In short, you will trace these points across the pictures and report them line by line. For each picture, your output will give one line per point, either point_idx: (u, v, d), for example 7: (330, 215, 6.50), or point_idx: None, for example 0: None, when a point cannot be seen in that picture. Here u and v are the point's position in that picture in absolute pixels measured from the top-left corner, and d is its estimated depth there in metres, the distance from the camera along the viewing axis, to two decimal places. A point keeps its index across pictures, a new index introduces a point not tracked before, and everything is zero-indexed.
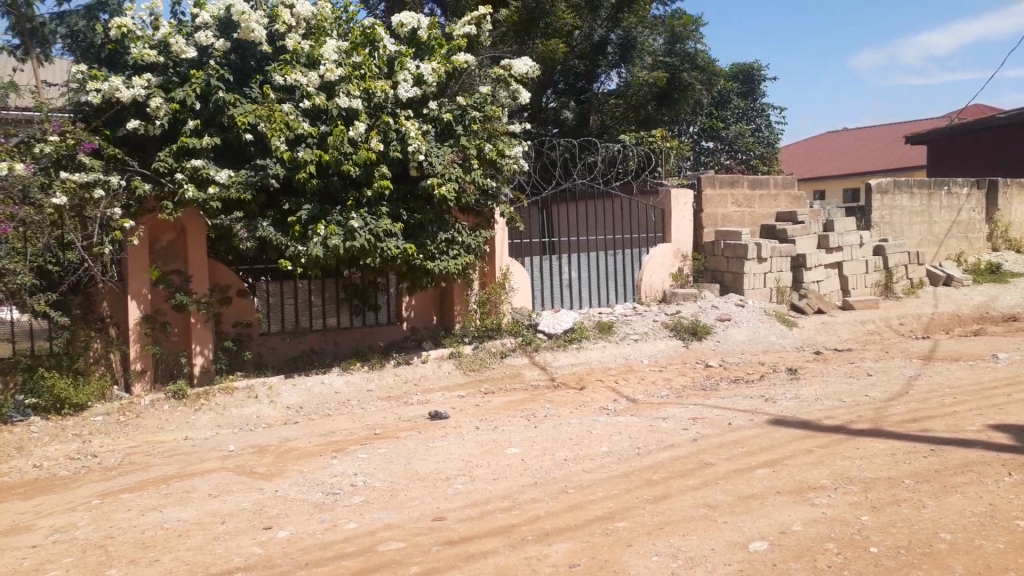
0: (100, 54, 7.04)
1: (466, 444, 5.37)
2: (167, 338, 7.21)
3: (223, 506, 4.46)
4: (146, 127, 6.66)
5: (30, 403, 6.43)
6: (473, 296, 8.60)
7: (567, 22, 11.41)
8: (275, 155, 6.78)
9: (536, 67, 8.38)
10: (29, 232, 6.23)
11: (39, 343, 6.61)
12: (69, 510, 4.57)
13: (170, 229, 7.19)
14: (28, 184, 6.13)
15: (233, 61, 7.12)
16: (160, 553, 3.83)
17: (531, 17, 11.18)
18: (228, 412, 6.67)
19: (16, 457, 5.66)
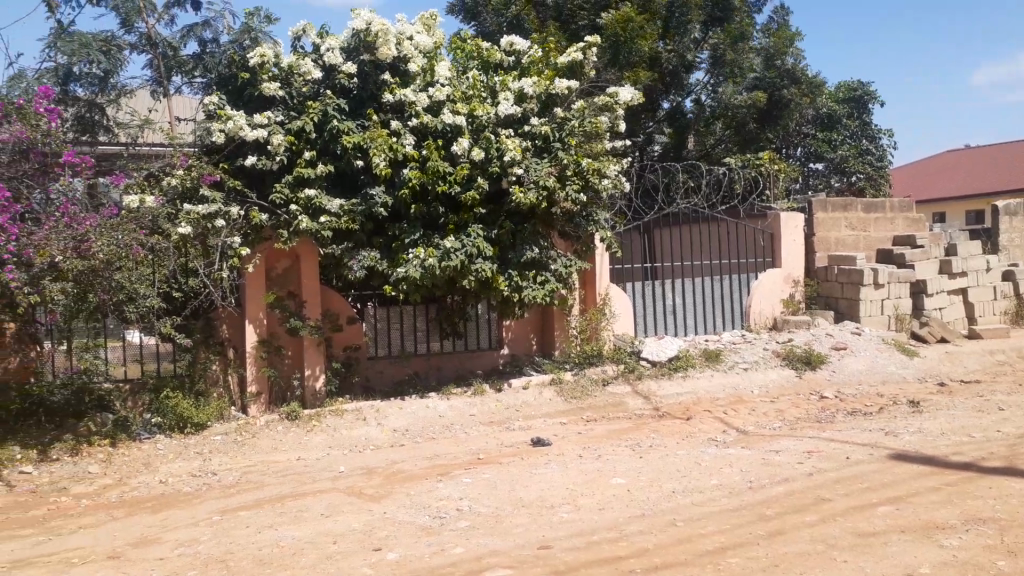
0: (231, 83, 7.51)
1: (572, 473, 5.33)
2: (281, 362, 7.48)
3: (335, 526, 4.58)
4: (264, 162, 7.01)
5: (156, 422, 6.81)
6: (573, 323, 8.59)
7: (648, 47, 11.08)
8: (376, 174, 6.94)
9: (642, 96, 8.36)
10: (156, 258, 6.56)
11: (164, 365, 7.16)
12: (193, 526, 4.79)
13: (285, 257, 7.48)
14: (157, 214, 6.52)
15: (355, 85, 7.43)
16: (277, 570, 3.96)
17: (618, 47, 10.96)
18: (338, 433, 6.86)
19: (144, 473, 5.98)
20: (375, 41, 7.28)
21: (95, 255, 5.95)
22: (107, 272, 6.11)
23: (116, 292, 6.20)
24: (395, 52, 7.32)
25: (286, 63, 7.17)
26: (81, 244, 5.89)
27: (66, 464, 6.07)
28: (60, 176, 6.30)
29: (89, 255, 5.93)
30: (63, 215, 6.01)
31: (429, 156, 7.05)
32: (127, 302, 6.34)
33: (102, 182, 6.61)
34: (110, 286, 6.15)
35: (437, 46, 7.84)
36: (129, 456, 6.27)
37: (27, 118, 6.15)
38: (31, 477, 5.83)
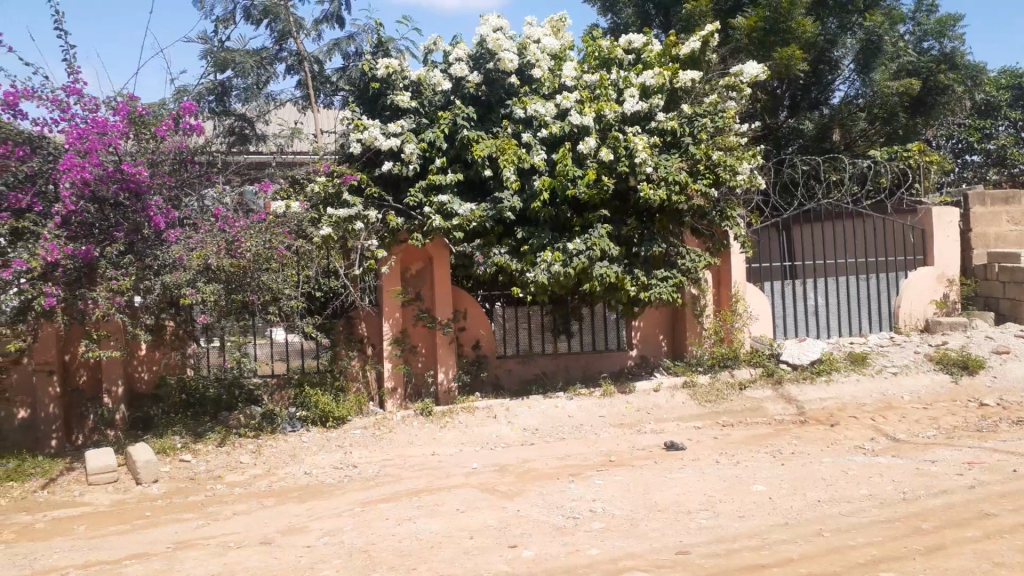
0: (364, 94, 7.70)
1: (709, 478, 5.20)
2: (415, 359, 7.69)
3: (471, 522, 4.65)
4: (400, 169, 7.18)
5: (300, 416, 7.10)
6: (707, 323, 8.35)
7: (811, 32, 10.65)
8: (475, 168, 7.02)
9: (768, 70, 8.04)
10: (302, 259, 6.86)
11: (307, 361, 7.55)
12: (336, 516, 4.99)
13: (419, 258, 7.70)
14: (302, 219, 6.86)
15: (484, 92, 7.50)
16: (416, 563, 4.07)
17: (767, 28, 10.65)
18: (470, 429, 6.97)
19: (291, 464, 6.29)
20: (493, 49, 7.29)
21: (245, 254, 6.29)
22: (257, 271, 6.43)
23: (264, 292, 6.52)
24: (514, 58, 7.29)
25: (415, 75, 7.40)
26: (232, 245, 6.28)
27: (221, 454, 6.46)
28: (217, 180, 6.82)
29: (240, 254, 6.28)
30: (218, 219, 6.48)
31: (561, 160, 6.98)
32: (273, 302, 6.66)
33: (250, 190, 6.97)
34: (259, 286, 6.47)
35: (563, 48, 7.86)
36: (277, 447, 6.60)
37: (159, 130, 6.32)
38: (190, 465, 6.25)
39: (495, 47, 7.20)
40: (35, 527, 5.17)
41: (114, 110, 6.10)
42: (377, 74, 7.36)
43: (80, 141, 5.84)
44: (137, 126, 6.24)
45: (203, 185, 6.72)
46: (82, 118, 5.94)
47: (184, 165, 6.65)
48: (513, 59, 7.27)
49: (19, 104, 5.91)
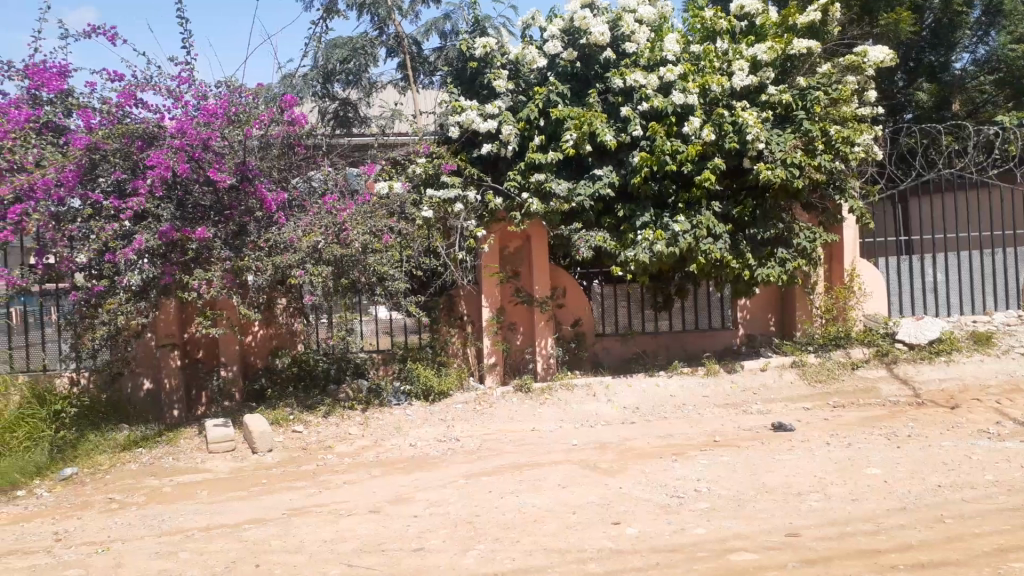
0: (462, 74, 7.75)
1: (819, 460, 5.04)
2: (514, 337, 7.74)
3: (573, 497, 4.67)
4: (498, 148, 7.22)
5: (404, 389, 7.27)
6: (816, 302, 8.15)
7: None
8: (565, 151, 6.99)
9: (895, 54, 7.63)
10: (406, 241, 6.94)
11: (410, 338, 7.66)
12: (441, 487, 5.10)
13: (517, 237, 7.71)
14: (404, 200, 7.01)
15: (579, 68, 7.43)
16: (520, 536, 4.11)
17: None
18: (570, 406, 6.97)
19: (396, 436, 6.45)
20: (581, 28, 7.24)
21: (353, 242, 6.48)
22: (362, 255, 6.57)
23: (371, 274, 6.68)
24: (602, 35, 7.15)
25: (512, 54, 7.37)
26: (341, 232, 6.49)
27: (331, 426, 6.69)
28: (322, 162, 7.03)
29: (348, 242, 6.48)
30: (324, 204, 6.63)
31: (657, 135, 6.85)
32: (379, 283, 6.79)
33: (353, 172, 7.09)
34: (365, 269, 6.64)
35: (661, 19, 7.73)
36: (383, 419, 6.79)
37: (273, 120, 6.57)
38: (302, 436, 6.50)
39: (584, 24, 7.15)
40: (163, 490, 5.50)
41: (220, 98, 6.34)
42: (476, 51, 7.35)
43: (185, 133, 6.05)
44: (236, 125, 6.30)
45: (308, 166, 6.94)
46: (194, 108, 6.21)
47: (291, 148, 6.84)
48: (601, 37, 7.14)
49: (136, 99, 6.16)
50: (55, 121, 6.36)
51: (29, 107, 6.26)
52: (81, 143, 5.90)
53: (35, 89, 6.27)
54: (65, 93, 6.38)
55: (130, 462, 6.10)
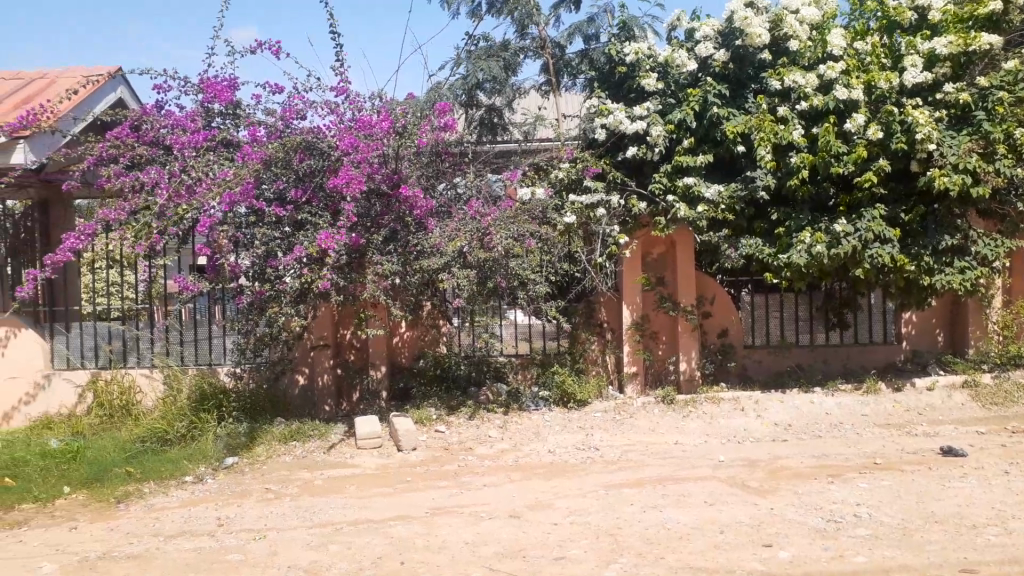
0: (609, 79, 7.70)
1: (997, 490, 4.61)
2: (656, 346, 7.57)
3: (720, 515, 4.49)
4: (644, 151, 7.05)
5: (543, 395, 7.29)
6: (993, 318, 7.62)
7: None
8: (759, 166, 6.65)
9: None
10: (547, 246, 6.86)
11: (549, 343, 7.64)
12: (581, 496, 5.04)
13: (661, 243, 7.53)
14: (547, 206, 7.01)
15: (733, 70, 7.16)
16: (665, 552, 3.99)
17: None
18: (717, 421, 6.72)
19: (536, 441, 6.44)
20: (741, 27, 6.94)
21: (495, 247, 6.44)
22: (506, 260, 6.56)
23: (513, 278, 6.65)
24: (761, 32, 6.90)
25: (662, 57, 7.17)
26: (485, 236, 6.48)
27: (471, 427, 6.77)
28: (468, 169, 7.17)
29: (491, 246, 6.45)
30: (471, 210, 6.74)
31: (824, 135, 6.48)
32: (521, 288, 6.77)
33: (494, 178, 7.12)
34: (507, 273, 6.61)
35: (825, 16, 7.27)
36: (522, 424, 6.79)
37: (410, 137, 6.54)
38: (443, 436, 6.62)
39: (745, 25, 6.87)
40: (315, 483, 5.75)
41: (378, 110, 6.58)
42: (625, 53, 7.29)
43: (353, 150, 6.28)
44: (402, 138, 6.50)
45: (455, 172, 7.09)
46: (351, 118, 6.48)
47: (439, 156, 7.00)
48: (760, 34, 6.89)
49: (299, 113, 6.52)
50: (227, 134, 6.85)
51: (202, 121, 6.79)
52: (251, 159, 6.29)
53: (209, 102, 6.77)
54: (233, 107, 6.82)
55: (285, 454, 6.43)
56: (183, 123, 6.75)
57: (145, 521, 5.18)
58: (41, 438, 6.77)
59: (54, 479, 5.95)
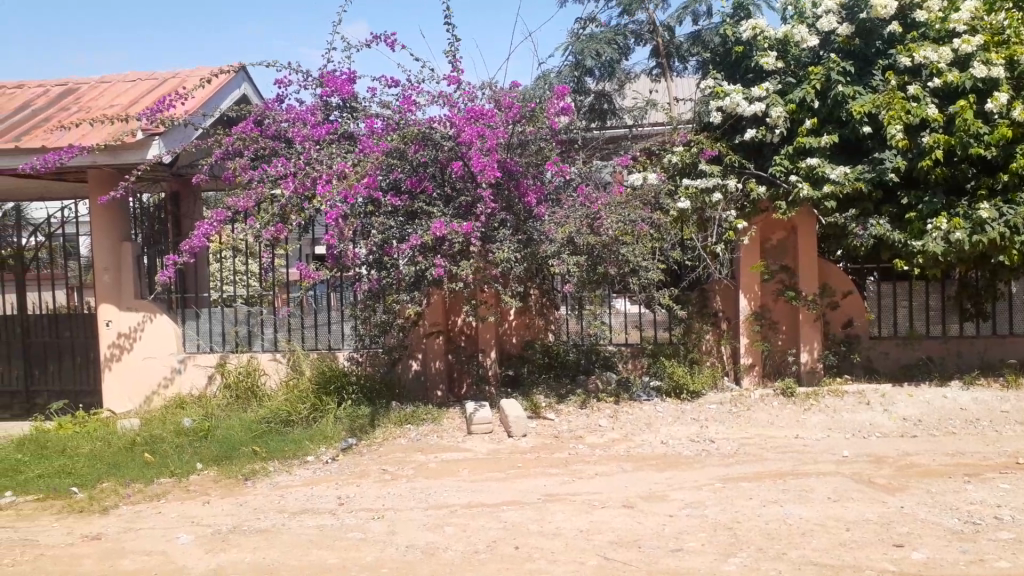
0: (725, 59, 7.47)
1: None
2: (775, 336, 7.30)
3: (846, 512, 4.30)
4: (764, 134, 6.86)
5: (655, 386, 7.15)
6: None
7: None
8: (890, 145, 6.30)
9: None
10: (660, 232, 6.77)
11: (661, 333, 7.47)
12: (696, 489, 4.93)
13: (781, 228, 7.27)
14: (660, 191, 6.86)
15: (857, 46, 6.80)
16: (787, 548, 3.86)
17: None
18: (840, 415, 6.43)
19: (648, 432, 6.34)
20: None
21: (606, 231, 6.42)
22: (617, 246, 6.49)
23: (623, 265, 6.56)
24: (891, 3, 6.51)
25: (781, 34, 6.94)
26: (595, 221, 6.44)
27: (581, 416, 6.73)
28: (578, 156, 7.12)
29: (602, 232, 6.42)
30: (580, 195, 6.66)
31: (961, 114, 6.12)
32: (631, 275, 6.68)
33: (602, 164, 7.16)
34: (618, 259, 6.52)
35: None
36: (633, 414, 6.69)
37: (536, 120, 6.68)
38: (554, 423, 6.60)
39: None
40: (429, 465, 5.87)
41: (489, 100, 6.61)
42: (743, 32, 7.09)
43: (479, 140, 6.39)
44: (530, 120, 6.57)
45: (565, 160, 7.03)
46: (463, 109, 6.52)
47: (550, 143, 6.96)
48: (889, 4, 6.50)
49: (414, 104, 6.65)
50: (343, 127, 7.03)
51: (322, 114, 7.03)
52: (371, 150, 6.52)
53: (328, 96, 7.02)
54: (351, 100, 7.02)
55: (400, 437, 6.59)
56: (304, 117, 7.01)
57: (271, 497, 5.43)
58: (176, 417, 7.20)
59: (188, 455, 6.32)
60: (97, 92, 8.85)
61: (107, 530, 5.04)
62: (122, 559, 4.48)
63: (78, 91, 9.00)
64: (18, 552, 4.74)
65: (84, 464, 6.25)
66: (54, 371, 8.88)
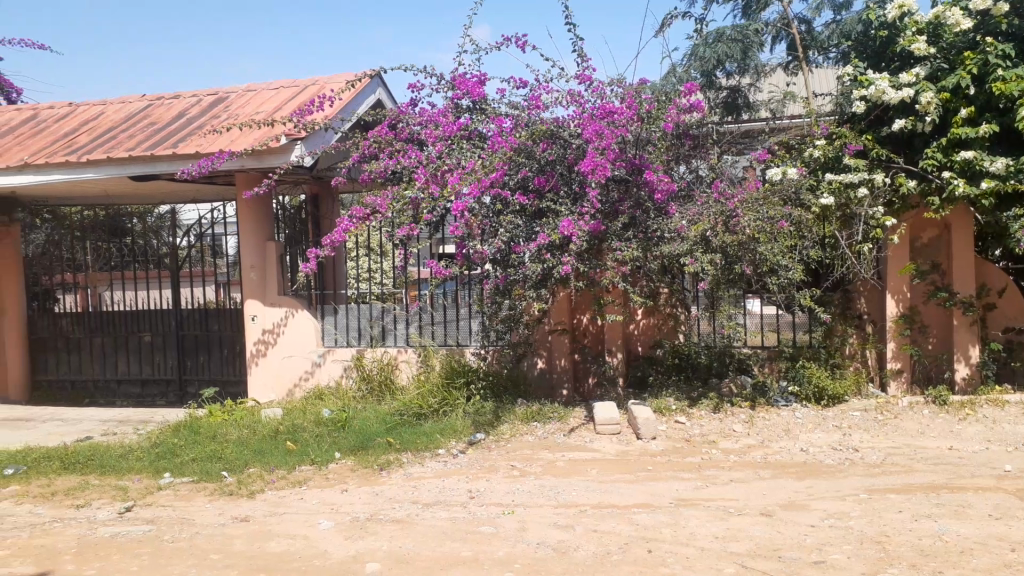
0: (870, 49, 7.09)
1: None
2: (925, 340, 6.88)
3: (1011, 531, 3.98)
4: (913, 124, 6.41)
5: (792, 391, 6.83)
6: None
7: None
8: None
9: None
10: (800, 229, 6.51)
11: (800, 335, 7.12)
12: (839, 499, 4.70)
13: (933, 226, 6.81)
14: (800, 186, 6.57)
15: (1017, 26, 6.34)
16: (944, 567, 3.63)
17: None
18: (1000, 426, 5.99)
19: (786, 439, 6.09)
20: None
21: (743, 229, 6.22)
22: (752, 244, 6.27)
23: (760, 264, 6.32)
24: None
25: (930, 17, 6.53)
26: (731, 219, 6.27)
27: (714, 420, 6.55)
28: (710, 151, 6.87)
29: (738, 229, 6.24)
30: (715, 192, 6.51)
31: None
32: (770, 274, 6.43)
33: (729, 158, 6.94)
34: (755, 258, 6.30)
35: None
36: (770, 420, 6.45)
37: (656, 120, 6.53)
38: (685, 427, 6.45)
39: None
40: (557, 464, 5.87)
41: (620, 97, 6.56)
42: (887, 16, 6.72)
43: (598, 138, 6.32)
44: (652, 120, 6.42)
45: (694, 155, 6.81)
46: (592, 107, 6.51)
47: (680, 138, 6.77)
48: None
49: (543, 104, 6.67)
50: (474, 128, 7.10)
51: (453, 115, 7.18)
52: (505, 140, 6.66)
53: (459, 99, 7.14)
54: (481, 102, 7.12)
55: (528, 434, 6.63)
56: (437, 119, 7.18)
57: (405, 488, 5.58)
58: (316, 408, 7.54)
59: (327, 445, 6.58)
60: (244, 100, 9.37)
61: (255, 513, 5.33)
62: (269, 541, 4.72)
63: (228, 99, 9.56)
64: (177, 530, 5.08)
65: (233, 450, 6.64)
66: (205, 363, 9.49)
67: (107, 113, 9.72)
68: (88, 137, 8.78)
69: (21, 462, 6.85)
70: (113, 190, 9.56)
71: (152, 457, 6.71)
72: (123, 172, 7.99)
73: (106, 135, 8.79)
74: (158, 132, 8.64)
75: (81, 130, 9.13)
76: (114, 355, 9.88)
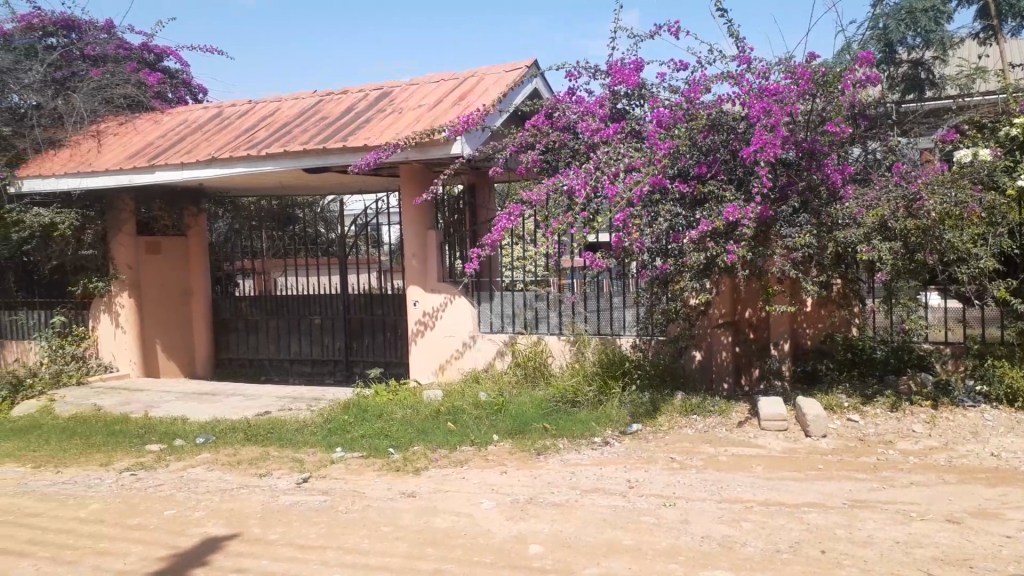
0: None
1: None
2: None
3: None
4: None
5: (981, 390, 6.32)
6: None
7: None
8: None
9: None
10: (992, 215, 5.99)
11: (991, 330, 6.65)
12: None
13: None
14: (995, 167, 6.07)
15: None
16: None
17: None
18: None
19: (973, 442, 5.64)
20: None
21: (928, 213, 5.75)
22: (938, 230, 5.82)
23: (945, 252, 5.88)
24: None
25: None
26: (913, 203, 5.83)
27: (892, 419, 6.15)
28: (888, 133, 6.46)
29: (922, 214, 5.79)
30: (894, 174, 6.15)
31: None
32: (958, 263, 5.98)
33: (904, 141, 6.51)
34: (939, 246, 5.85)
35: None
36: (954, 421, 5.99)
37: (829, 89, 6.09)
38: (859, 426, 6.10)
39: None
40: (719, 458, 5.73)
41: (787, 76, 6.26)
42: None
43: (767, 115, 6.05)
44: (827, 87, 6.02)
45: (871, 136, 6.44)
46: (757, 87, 6.24)
47: (856, 119, 6.41)
48: None
49: (705, 88, 6.48)
50: (633, 114, 7.06)
51: (611, 103, 7.09)
52: (659, 129, 6.53)
53: (616, 86, 7.03)
54: (640, 87, 6.99)
55: (687, 427, 6.50)
56: (593, 107, 7.13)
57: (563, 474, 5.63)
58: (474, 391, 7.74)
59: (486, 427, 6.75)
60: (408, 94, 9.71)
61: (420, 489, 5.54)
62: (434, 517, 4.89)
63: (392, 94, 9.94)
64: (350, 501, 5.37)
65: (398, 428, 6.94)
66: (369, 345, 9.98)
67: (282, 109, 10.37)
68: (267, 133, 9.39)
69: (210, 432, 7.47)
70: (289, 181, 10.19)
71: (324, 432, 7.13)
72: (298, 164, 8.47)
73: (282, 130, 9.35)
74: (328, 126, 9.13)
75: (260, 126, 9.75)
76: (287, 337, 10.57)
